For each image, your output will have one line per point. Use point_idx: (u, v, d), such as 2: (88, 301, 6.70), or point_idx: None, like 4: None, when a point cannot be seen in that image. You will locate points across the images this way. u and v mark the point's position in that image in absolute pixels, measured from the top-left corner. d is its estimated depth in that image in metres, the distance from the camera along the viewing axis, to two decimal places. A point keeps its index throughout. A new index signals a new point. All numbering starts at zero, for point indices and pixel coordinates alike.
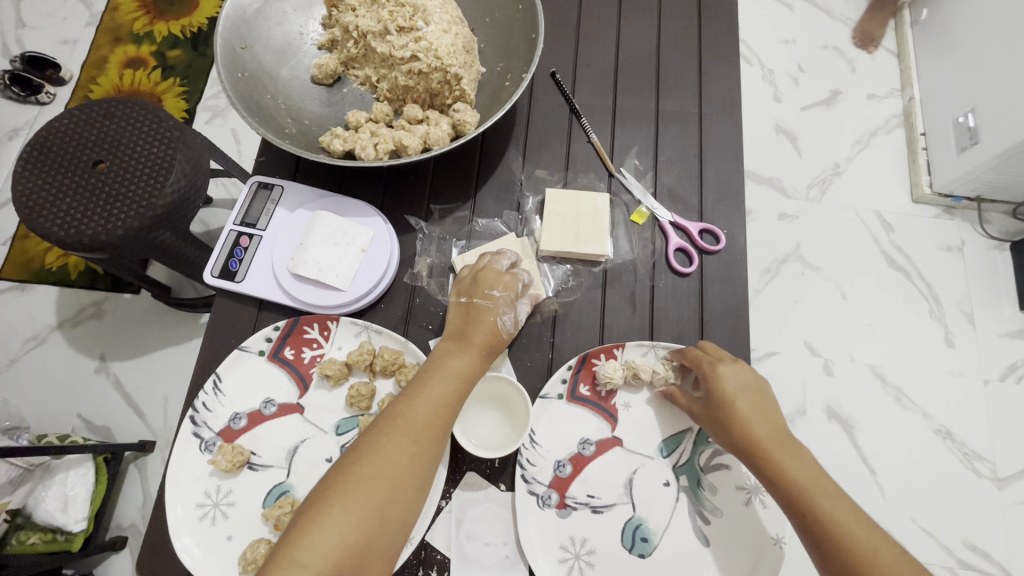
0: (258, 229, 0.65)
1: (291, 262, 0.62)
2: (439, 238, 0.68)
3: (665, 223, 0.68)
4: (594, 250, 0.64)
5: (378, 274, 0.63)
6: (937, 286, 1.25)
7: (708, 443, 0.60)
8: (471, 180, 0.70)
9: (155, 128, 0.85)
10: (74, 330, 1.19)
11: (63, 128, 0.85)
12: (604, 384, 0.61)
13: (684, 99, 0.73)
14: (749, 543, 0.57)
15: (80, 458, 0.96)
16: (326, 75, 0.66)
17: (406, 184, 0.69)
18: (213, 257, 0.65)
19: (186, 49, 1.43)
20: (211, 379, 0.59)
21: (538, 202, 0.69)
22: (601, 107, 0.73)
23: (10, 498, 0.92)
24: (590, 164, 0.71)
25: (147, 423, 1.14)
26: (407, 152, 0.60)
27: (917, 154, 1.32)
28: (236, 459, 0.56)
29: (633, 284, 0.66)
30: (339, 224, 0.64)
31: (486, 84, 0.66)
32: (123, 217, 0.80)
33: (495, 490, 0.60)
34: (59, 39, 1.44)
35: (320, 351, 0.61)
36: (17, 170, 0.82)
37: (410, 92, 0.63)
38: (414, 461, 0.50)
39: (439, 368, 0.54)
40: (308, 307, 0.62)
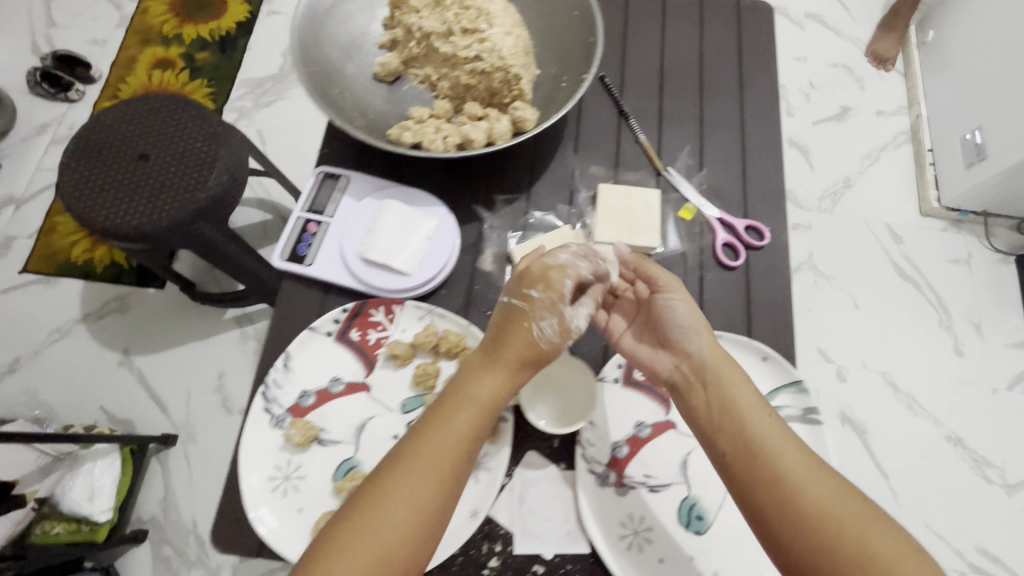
0: (325, 217, 0.68)
1: (360, 247, 0.65)
2: (497, 230, 0.69)
3: (712, 219, 0.70)
4: (647, 242, 0.67)
5: (442, 261, 0.66)
6: (945, 296, 1.28)
7: None
8: (526, 176, 0.72)
9: (203, 123, 0.88)
10: (98, 323, 1.20)
11: (111, 124, 0.87)
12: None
13: (722, 106, 0.76)
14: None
15: (107, 449, 0.98)
16: (389, 72, 0.68)
17: (464, 178, 0.71)
18: (281, 242, 0.68)
19: (214, 52, 1.46)
20: (281, 357, 0.61)
21: (590, 195, 0.72)
22: (646, 109, 0.76)
23: (38, 486, 0.92)
24: (638, 162, 0.74)
25: (170, 416, 1.14)
26: (473, 145, 0.62)
27: (926, 169, 1.37)
28: (308, 433, 0.58)
29: (682, 275, 0.68)
30: (405, 213, 0.67)
31: (541, 83, 0.69)
32: (168, 208, 0.82)
33: (555, 468, 0.62)
34: (89, 39, 1.46)
35: (385, 333, 0.63)
36: (66, 163, 0.85)
37: (470, 91, 0.66)
38: (431, 497, 0.48)
39: (463, 393, 0.52)
40: (374, 291, 0.65)
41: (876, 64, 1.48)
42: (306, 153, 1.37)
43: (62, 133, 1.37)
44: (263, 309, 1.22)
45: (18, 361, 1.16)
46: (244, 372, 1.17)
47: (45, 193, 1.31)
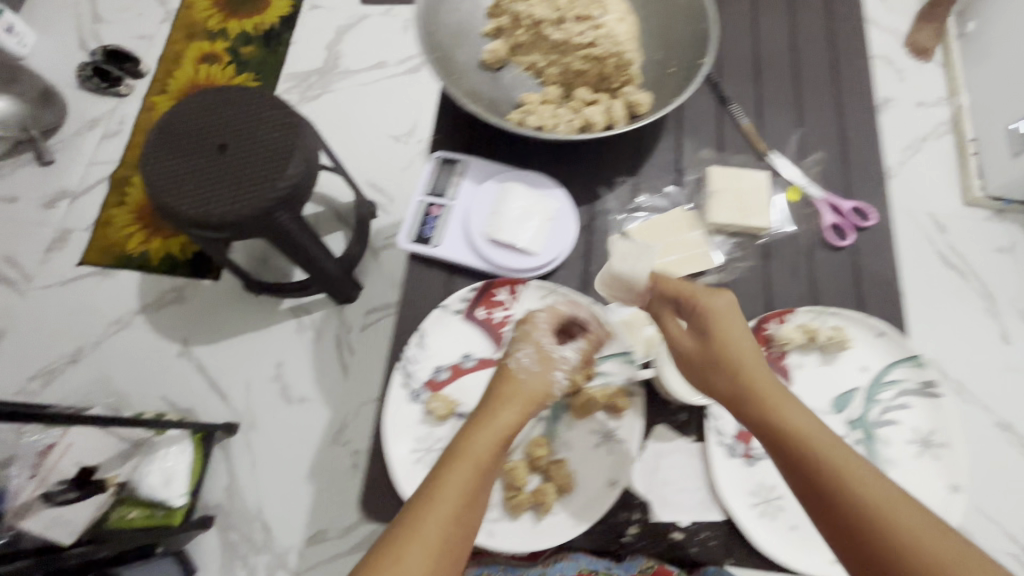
0: (447, 200, 0.78)
1: (487, 228, 0.75)
2: (610, 214, 0.78)
3: (819, 201, 0.76)
4: (759, 223, 0.74)
5: (565, 240, 0.75)
6: (991, 285, 1.29)
7: (879, 399, 0.68)
8: (632, 158, 0.80)
9: (279, 115, 0.89)
10: (157, 314, 1.22)
11: (188, 114, 0.89)
12: (778, 344, 0.70)
13: (798, 94, 0.80)
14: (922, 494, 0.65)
15: (178, 435, 1.02)
16: (496, 59, 0.75)
17: (570, 162, 0.79)
18: (406, 224, 0.77)
19: (259, 46, 1.47)
20: (417, 334, 0.71)
21: (698, 177, 0.79)
22: (745, 93, 0.83)
23: (118, 471, 0.95)
24: (741, 147, 0.80)
25: (231, 405, 1.16)
26: (595, 127, 0.70)
27: (969, 158, 1.37)
28: (449, 406, 0.68)
29: (795, 256, 0.75)
30: (529, 197, 0.75)
31: (647, 67, 0.75)
32: (249, 197, 0.84)
33: (683, 441, 0.74)
34: (135, 34, 1.48)
35: (509, 312, 0.72)
36: (146, 153, 0.86)
37: (580, 77, 0.73)
38: (464, 502, 0.52)
39: (461, 453, 0.55)
40: (501, 269, 0.74)
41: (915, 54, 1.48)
42: (354, 146, 1.38)
43: (113, 127, 1.38)
44: (319, 299, 1.23)
45: (80, 352, 1.18)
46: (303, 362, 1.19)
47: (98, 186, 1.32)
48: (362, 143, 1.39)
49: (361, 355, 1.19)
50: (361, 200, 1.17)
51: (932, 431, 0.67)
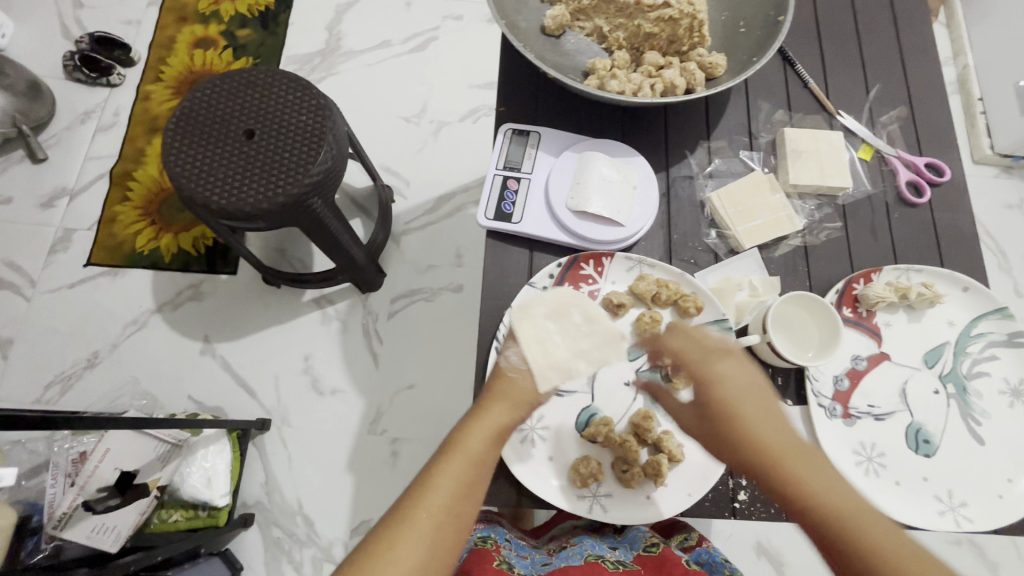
0: (523, 172, 0.71)
1: (571, 200, 0.68)
2: (688, 180, 0.73)
3: (892, 157, 0.74)
4: (840, 183, 0.71)
5: (651, 209, 0.69)
6: (1003, 241, 1.32)
7: (967, 353, 0.67)
8: (702, 124, 0.75)
9: (305, 98, 0.85)
10: (174, 312, 1.18)
11: (208, 99, 0.84)
12: (868, 305, 0.67)
13: (846, 50, 0.79)
14: (1018, 442, 0.63)
15: (216, 434, 0.98)
16: (558, 25, 0.71)
17: (644, 127, 0.74)
18: (481, 200, 0.70)
19: (256, 29, 1.41)
20: (505, 316, 0.64)
21: (772, 139, 0.75)
22: (810, 54, 0.79)
23: (159, 474, 0.92)
24: (811, 106, 0.77)
25: (261, 402, 1.13)
26: (676, 92, 0.67)
27: (977, 118, 1.35)
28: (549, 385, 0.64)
29: (871, 215, 0.72)
30: (612, 164, 0.69)
31: (715, 28, 0.72)
32: (283, 184, 0.80)
33: (785, 405, 0.65)
34: (122, 19, 1.40)
35: (595, 286, 0.67)
36: (167, 143, 0.82)
37: (650, 39, 0.70)
38: (461, 495, 0.52)
39: (456, 446, 0.55)
40: (586, 244, 0.69)
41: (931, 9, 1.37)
42: (363, 130, 1.34)
43: (108, 119, 1.31)
44: (342, 289, 1.21)
45: (96, 355, 1.14)
46: (332, 353, 1.16)
47: (98, 182, 1.26)
48: (369, 126, 1.34)
49: (391, 342, 1.17)
50: (380, 183, 1.15)
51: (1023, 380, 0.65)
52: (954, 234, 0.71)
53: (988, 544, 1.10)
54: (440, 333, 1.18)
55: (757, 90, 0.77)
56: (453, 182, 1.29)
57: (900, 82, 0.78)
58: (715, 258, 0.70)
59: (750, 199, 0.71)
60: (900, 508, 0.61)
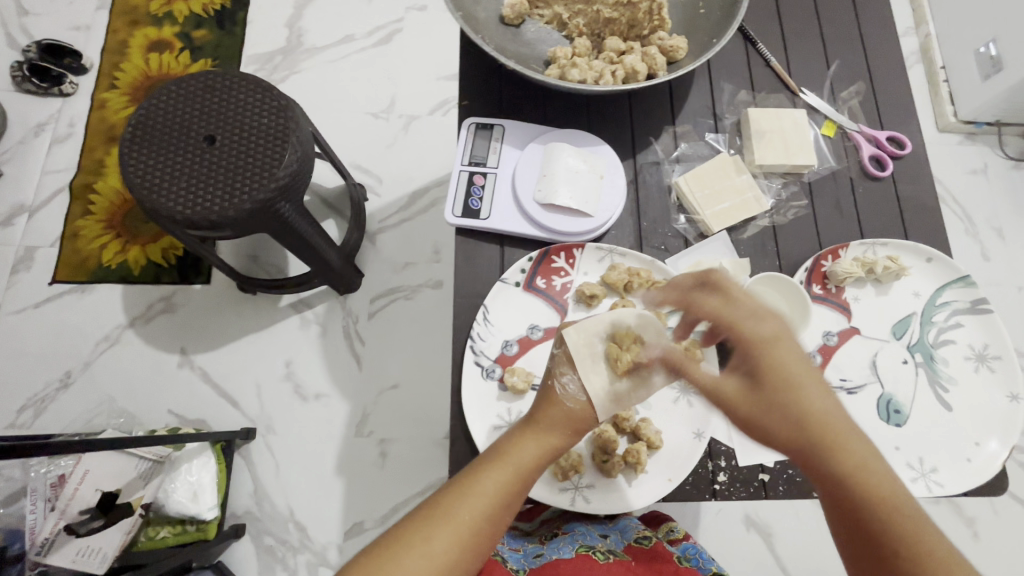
0: (490, 168, 0.73)
1: (539, 193, 0.71)
2: (657, 167, 0.77)
3: (853, 132, 0.78)
4: (804, 160, 0.75)
5: (618, 198, 0.72)
6: (968, 206, 1.34)
7: (933, 324, 0.73)
8: (666, 109, 0.79)
9: (266, 99, 0.83)
10: (148, 326, 1.15)
11: (163, 106, 0.81)
12: (837, 281, 0.72)
13: (803, 25, 0.83)
14: (986, 404, 0.70)
15: (199, 447, 0.97)
16: (517, 14, 0.71)
17: (608, 116, 0.77)
18: (451, 198, 0.72)
19: (213, 28, 1.36)
20: (481, 312, 0.69)
21: (736, 120, 0.79)
22: (769, 33, 0.83)
23: (142, 493, 0.90)
24: (774, 85, 0.80)
25: (244, 411, 1.12)
26: (637, 77, 0.68)
27: (939, 86, 1.38)
28: (528, 379, 0.67)
29: (837, 191, 0.76)
30: (577, 155, 0.72)
31: (676, 8, 0.72)
32: (249, 190, 0.78)
33: None
34: (70, 25, 1.35)
35: (568, 278, 0.71)
36: (124, 154, 0.79)
37: (610, 25, 0.70)
38: (499, 501, 0.58)
39: (504, 455, 0.60)
40: (554, 236, 0.72)
41: None
42: (331, 128, 1.32)
43: (63, 130, 1.27)
44: (320, 292, 1.19)
45: (70, 375, 1.11)
46: (314, 358, 1.15)
47: (58, 197, 1.22)
48: (337, 124, 1.32)
49: (373, 343, 1.16)
50: (352, 182, 1.12)
51: (988, 345, 0.72)
52: (915, 206, 0.76)
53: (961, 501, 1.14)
54: (422, 331, 1.17)
55: (720, 71, 0.81)
56: (426, 177, 1.27)
57: (858, 56, 0.82)
58: (684, 242, 0.74)
59: (719, 182, 0.74)
60: None
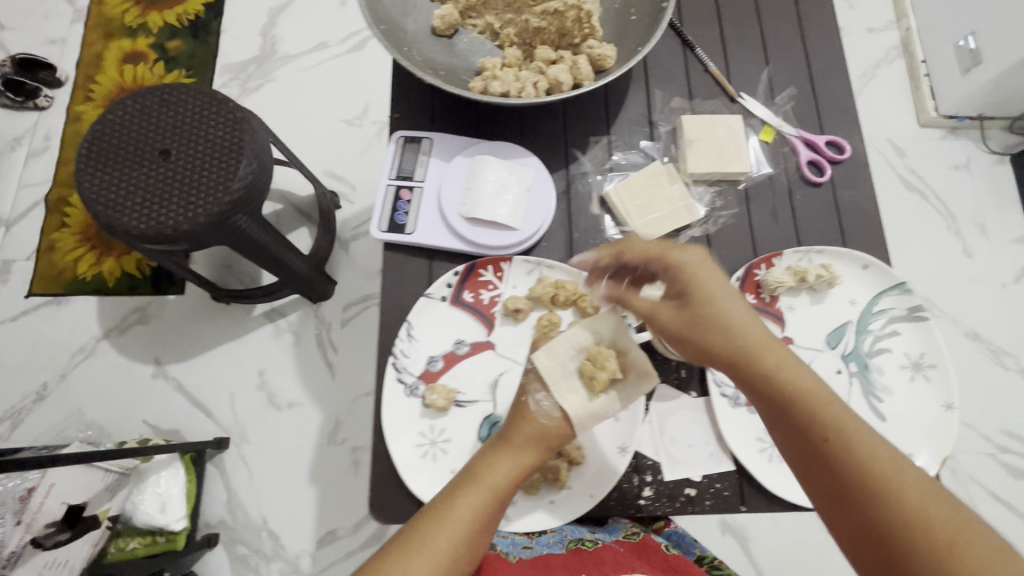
0: (416, 181, 0.70)
1: (462, 207, 0.67)
2: (591, 175, 0.72)
3: (793, 138, 0.74)
4: (738, 168, 0.70)
5: (544, 210, 0.69)
6: (950, 202, 1.31)
7: (869, 331, 0.67)
8: (601, 116, 0.74)
9: (222, 111, 0.83)
10: (122, 337, 1.16)
11: (121, 120, 0.82)
12: (770, 290, 0.67)
13: (744, 26, 0.79)
14: (919, 416, 0.64)
15: (167, 459, 0.99)
16: (448, 25, 0.69)
17: (539, 126, 0.73)
18: (375, 212, 0.69)
19: (187, 39, 1.37)
20: (404, 327, 0.64)
21: (671, 128, 0.75)
22: (709, 37, 0.78)
23: (109, 505, 0.91)
24: (712, 91, 0.76)
25: (217, 421, 1.12)
26: (562, 88, 0.66)
27: (921, 80, 1.34)
28: (448, 396, 0.62)
29: (773, 199, 0.72)
30: (502, 167, 0.68)
31: (608, 16, 0.71)
32: (203, 203, 0.78)
33: (688, 397, 0.66)
34: (46, 39, 1.36)
35: (497, 291, 0.67)
36: (80, 169, 0.79)
37: (540, 34, 0.69)
38: (479, 525, 0.49)
39: (478, 478, 0.51)
40: (479, 250, 0.68)
41: None
42: (302, 137, 1.32)
43: (39, 144, 1.28)
44: (293, 300, 1.19)
45: (46, 388, 1.12)
46: (287, 367, 1.15)
47: (34, 210, 1.23)
48: (310, 132, 1.32)
49: (345, 351, 1.16)
50: (321, 191, 1.10)
51: (923, 353, 0.66)
52: (853, 211, 0.71)
53: None
54: None
55: (656, 78, 0.76)
56: None
57: (801, 61, 0.77)
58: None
59: (649, 191, 0.69)
60: None
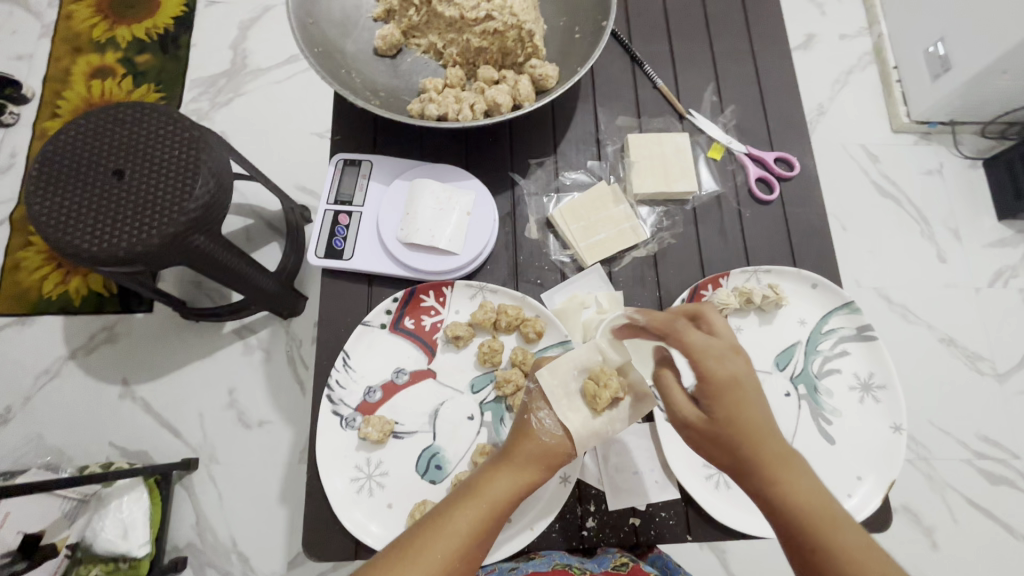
0: (355, 206, 0.69)
1: (401, 232, 0.66)
2: (536, 196, 0.72)
3: (742, 155, 0.73)
4: (684, 187, 0.70)
5: (486, 232, 0.67)
6: (924, 207, 1.29)
7: (817, 352, 0.67)
8: (548, 135, 0.74)
9: (174, 131, 0.82)
10: (88, 357, 1.14)
11: (74, 141, 0.80)
12: (715, 311, 0.66)
13: (695, 42, 0.78)
14: (867, 438, 0.63)
15: (130, 483, 0.96)
16: (389, 45, 0.69)
17: (485, 148, 0.73)
18: (314, 238, 0.68)
19: (155, 53, 1.35)
20: (341, 357, 0.63)
21: (619, 147, 0.74)
22: (659, 53, 0.78)
23: (68, 532, 0.90)
24: (660, 108, 0.76)
25: (185, 441, 1.10)
26: (500, 109, 0.65)
27: (892, 86, 1.34)
28: (385, 429, 0.60)
29: (721, 217, 0.71)
30: (441, 190, 0.67)
31: (553, 34, 0.70)
32: (154, 225, 0.76)
33: (633, 423, 0.65)
34: (12, 54, 1.34)
35: (439, 317, 0.66)
36: (31, 192, 0.77)
37: (482, 53, 0.68)
38: (473, 541, 0.47)
39: (478, 492, 0.49)
40: (421, 276, 0.67)
41: None
42: (270, 151, 1.30)
43: (5, 161, 1.26)
44: (262, 316, 1.17)
45: (10, 410, 1.10)
46: (256, 384, 1.14)
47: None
48: (279, 146, 1.30)
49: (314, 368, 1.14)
50: (288, 208, 1.09)
51: (873, 373, 0.65)
52: (803, 229, 0.71)
53: (922, 508, 1.13)
54: None
55: (605, 96, 0.76)
56: None
57: (752, 76, 0.77)
58: (562, 276, 0.69)
59: (594, 213, 0.69)
60: (759, 525, 0.61)
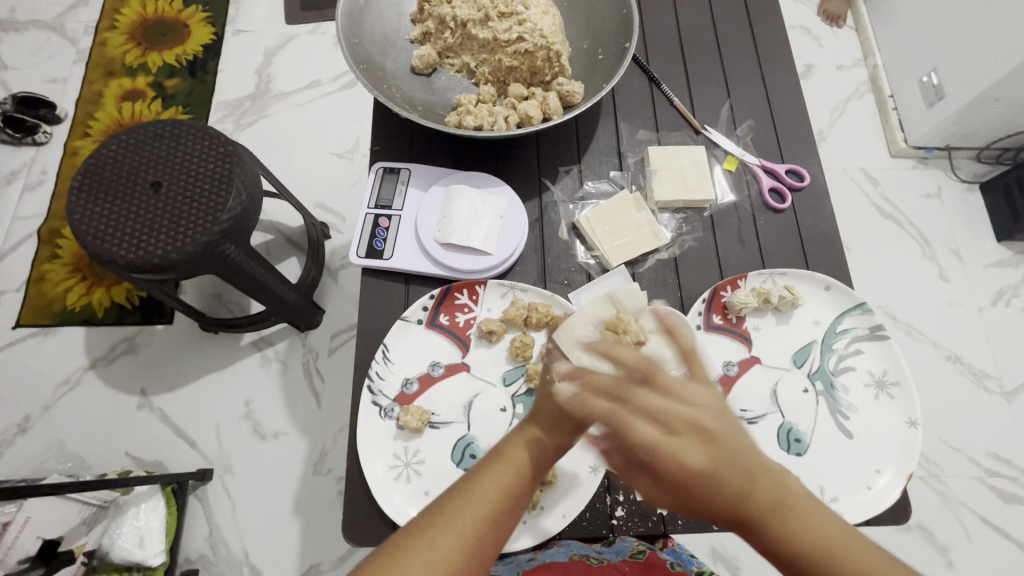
0: (394, 210, 0.73)
1: (437, 233, 0.70)
2: (563, 203, 0.75)
3: (755, 167, 0.77)
4: (703, 195, 0.74)
5: (518, 234, 0.71)
6: (925, 229, 1.33)
7: (833, 350, 0.69)
8: (572, 147, 0.78)
9: (211, 145, 0.86)
10: (108, 367, 1.16)
11: (115, 155, 0.84)
12: (736, 311, 0.69)
13: (707, 66, 0.83)
14: (883, 433, 0.65)
15: (148, 490, 0.97)
16: (426, 65, 0.74)
17: (513, 158, 0.77)
18: (354, 240, 0.72)
19: (184, 77, 1.42)
20: (381, 350, 0.66)
21: (639, 159, 0.78)
22: (674, 75, 0.83)
23: (85, 539, 0.89)
24: (677, 124, 0.80)
25: (202, 451, 1.11)
26: (532, 122, 0.70)
27: (889, 113, 1.39)
28: (422, 417, 0.62)
29: (738, 223, 0.75)
30: (476, 194, 0.71)
31: (576, 56, 0.75)
32: (192, 232, 0.80)
33: None
34: (46, 77, 1.41)
35: (472, 314, 0.69)
36: (71, 202, 0.81)
37: (513, 72, 0.73)
38: (503, 500, 0.47)
39: (506, 453, 0.50)
40: (455, 275, 0.70)
41: (828, 23, 1.49)
42: (293, 169, 1.35)
43: (35, 178, 1.31)
44: (281, 328, 1.20)
45: (28, 420, 1.11)
46: (274, 394, 1.15)
47: (26, 242, 1.25)
48: (301, 165, 1.35)
49: (332, 379, 1.16)
50: (311, 222, 1.13)
51: (886, 371, 0.68)
52: (815, 236, 0.74)
53: (936, 525, 1.13)
54: None
55: (624, 113, 0.80)
56: None
57: (761, 97, 0.82)
58: (587, 278, 0.72)
59: (618, 218, 0.72)
60: None
